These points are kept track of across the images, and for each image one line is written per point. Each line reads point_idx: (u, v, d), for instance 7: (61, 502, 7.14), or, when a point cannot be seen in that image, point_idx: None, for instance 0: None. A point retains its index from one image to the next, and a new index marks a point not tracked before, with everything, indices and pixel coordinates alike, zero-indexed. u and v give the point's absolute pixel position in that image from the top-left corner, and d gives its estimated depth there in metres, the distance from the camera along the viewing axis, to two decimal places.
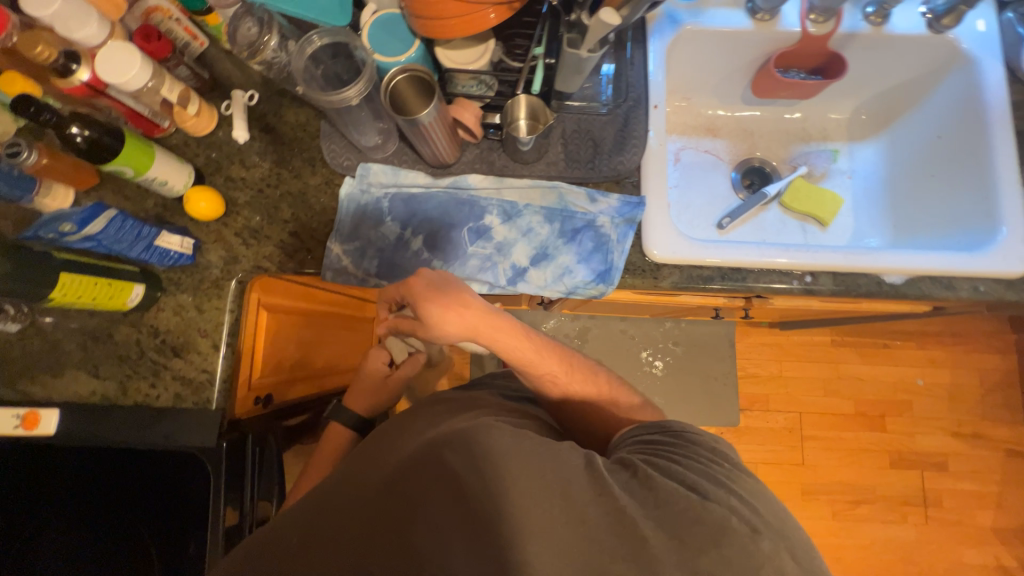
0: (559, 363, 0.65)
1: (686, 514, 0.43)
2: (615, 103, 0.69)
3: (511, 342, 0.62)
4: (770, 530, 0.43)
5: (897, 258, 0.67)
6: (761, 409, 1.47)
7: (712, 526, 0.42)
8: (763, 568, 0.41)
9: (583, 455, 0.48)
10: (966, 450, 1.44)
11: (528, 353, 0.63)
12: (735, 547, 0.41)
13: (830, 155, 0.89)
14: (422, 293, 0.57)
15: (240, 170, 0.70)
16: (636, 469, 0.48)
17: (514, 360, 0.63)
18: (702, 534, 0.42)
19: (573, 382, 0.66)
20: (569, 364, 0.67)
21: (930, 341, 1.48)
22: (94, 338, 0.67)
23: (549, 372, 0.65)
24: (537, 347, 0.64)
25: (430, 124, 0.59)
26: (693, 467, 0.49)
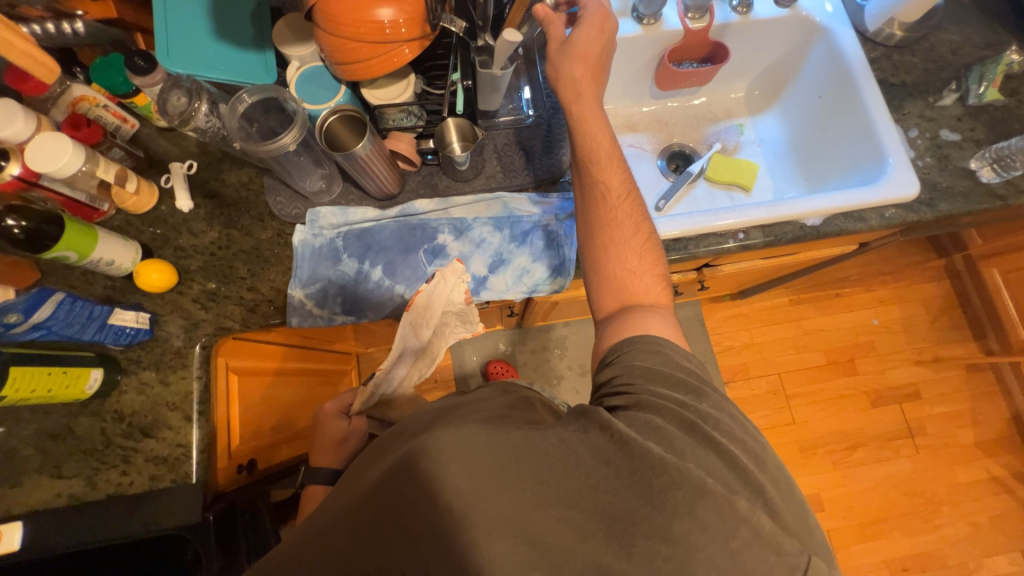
0: (631, 232, 0.61)
1: (656, 475, 0.42)
2: (538, 113, 0.75)
3: (609, 200, 0.61)
4: (746, 488, 0.44)
5: (811, 203, 0.75)
6: (744, 378, 1.53)
7: (690, 488, 0.41)
8: (738, 529, 0.40)
9: (556, 431, 0.46)
10: (932, 375, 1.53)
11: (601, 156, 0.62)
12: (710, 508, 0.41)
13: (737, 130, 0.99)
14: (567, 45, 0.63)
15: (188, 238, 0.71)
16: (614, 428, 0.44)
17: (599, 222, 0.61)
18: (677, 498, 0.41)
19: (628, 256, 0.60)
20: (641, 241, 0.61)
21: (874, 281, 1.60)
22: (54, 437, 0.63)
23: (617, 215, 0.61)
24: (619, 191, 0.62)
25: (368, 157, 0.62)
26: (674, 416, 0.47)
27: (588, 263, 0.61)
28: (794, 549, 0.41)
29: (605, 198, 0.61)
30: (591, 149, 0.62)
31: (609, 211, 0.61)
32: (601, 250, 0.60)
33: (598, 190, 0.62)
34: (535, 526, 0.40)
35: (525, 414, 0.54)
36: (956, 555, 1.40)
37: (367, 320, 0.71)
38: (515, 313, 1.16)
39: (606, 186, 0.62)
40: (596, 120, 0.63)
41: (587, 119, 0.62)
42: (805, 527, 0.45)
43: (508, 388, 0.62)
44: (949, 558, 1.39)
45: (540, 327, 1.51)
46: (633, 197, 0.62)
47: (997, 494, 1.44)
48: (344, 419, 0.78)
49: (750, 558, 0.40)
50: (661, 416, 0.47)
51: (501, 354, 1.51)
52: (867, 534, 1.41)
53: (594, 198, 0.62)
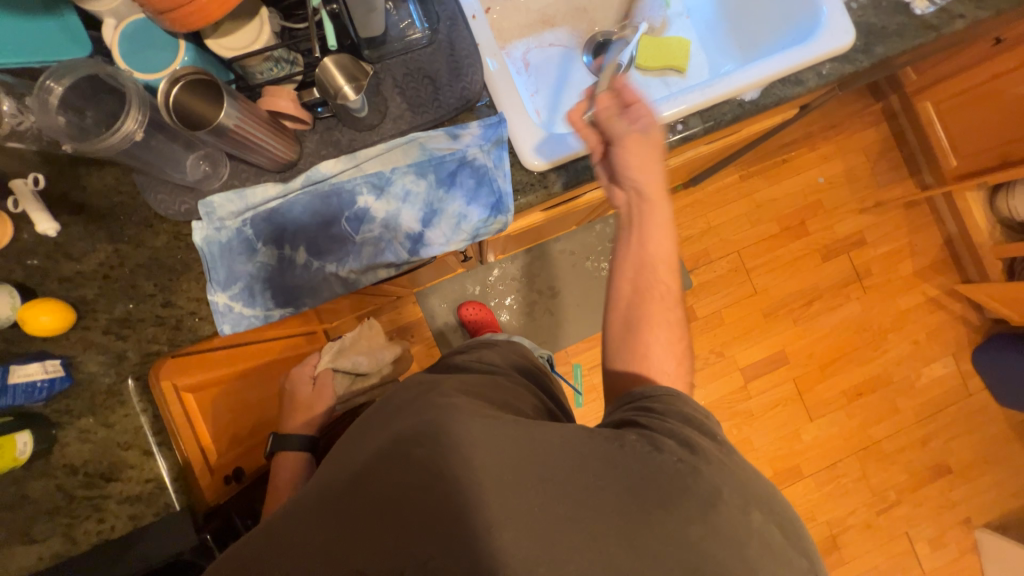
0: (676, 338, 0.60)
1: (672, 482, 0.42)
2: (433, 29, 0.64)
3: (666, 307, 0.61)
4: (758, 498, 0.43)
5: (747, 74, 0.69)
6: (706, 263, 1.57)
7: (702, 498, 0.41)
8: (747, 538, 0.41)
9: (561, 428, 0.45)
10: (875, 220, 1.62)
11: (665, 262, 0.62)
12: (723, 518, 0.41)
13: (661, 2, 0.89)
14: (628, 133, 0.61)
15: (71, 265, 0.61)
16: (623, 439, 0.44)
17: (652, 315, 0.60)
18: (693, 504, 0.41)
19: (667, 359, 0.59)
20: (681, 353, 0.60)
21: (817, 140, 1.60)
22: (9, 506, 0.59)
23: (668, 318, 0.60)
24: (676, 293, 0.61)
25: (240, 125, 0.52)
26: (683, 437, 0.45)
27: (622, 335, 0.61)
28: (799, 559, 0.42)
29: (661, 300, 0.61)
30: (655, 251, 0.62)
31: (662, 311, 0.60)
32: (643, 334, 0.60)
33: (656, 291, 0.61)
34: (515, 482, 0.41)
35: (515, 398, 0.55)
36: (900, 371, 1.59)
37: (307, 308, 0.65)
38: (471, 255, 1.11)
39: (664, 287, 0.61)
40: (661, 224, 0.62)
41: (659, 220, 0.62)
42: (796, 533, 0.43)
43: (492, 366, 0.62)
44: (894, 375, 1.59)
45: (502, 260, 1.48)
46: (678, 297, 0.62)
47: (934, 312, 1.61)
48: (309, 382, 0.90)
49: (754, 552, 0.41)
50: (671, 437, 0.45)
51: (470, 296, 1.49)
52: (827, 373, 1.57)
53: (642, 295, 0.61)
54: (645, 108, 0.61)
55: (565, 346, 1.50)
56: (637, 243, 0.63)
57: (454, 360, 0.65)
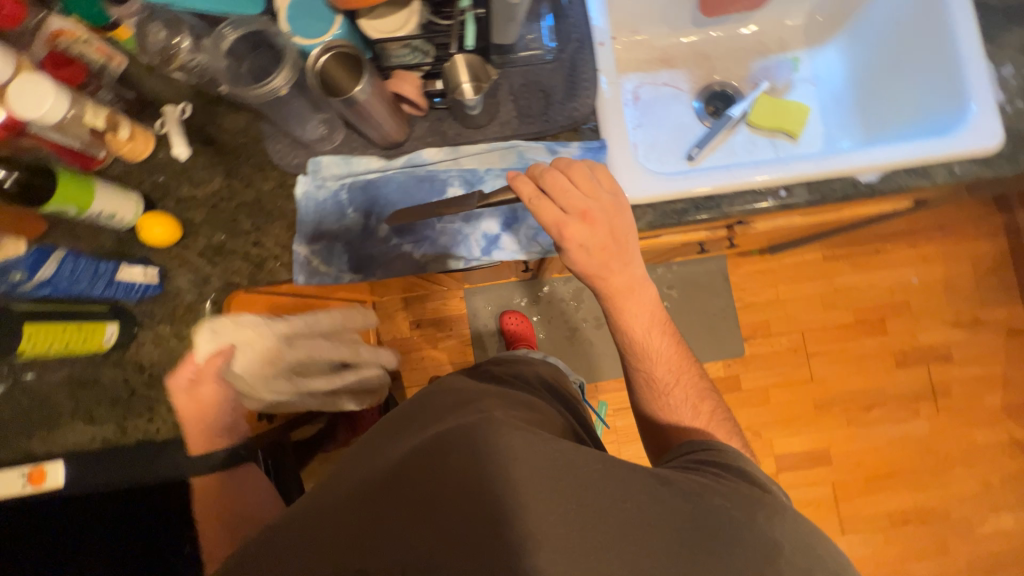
0: (690, 409, 0.65)
1: (727, 526, 0.41)
2: (560, 49, 0.67)
3: (665, 386, 0.66)
4: (821, 557, 0.42)
5: (867, 156, 0.66)
6: (764, 335, 1.48)
7: (758, 547, 0.41)
8: None
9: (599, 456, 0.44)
10: (967, 337, 1.46)
11: (643, 348, 0.65)
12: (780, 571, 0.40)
13: (790, 65, 0.88)
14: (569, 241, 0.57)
15: (190, 189, 0.68)
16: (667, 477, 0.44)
17: (650, 401, 0.67)
18: (749, 555, 0.40)
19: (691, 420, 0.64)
20: (705, 417, 0.64)
21: (919, 238, 1.49)
22: (83, 384, 0.66)
23: (667, 397, 0.66)
24: (675, 362, 0.66)
25: (368, 102, 0.56)
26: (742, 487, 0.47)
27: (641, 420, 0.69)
28: None
29: (652, 384, 0.66)
30: (632, 342, 0.65)
31: (656, 395, 0.66)
32: (649, 416, 0.67)
33: (642, 379, 0.67)
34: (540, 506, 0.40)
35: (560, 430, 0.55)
36: (959, 510, 1.42)
37: (374, 279, 0.69)
38: (530, 267, 1.11)
39: (649, 372, 0.66)
40: (636, 303, 0.62)
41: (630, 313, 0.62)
42: None
43: (529, 385, 0.62)
44: (952, 513, 1.41)
45: (556, 279, 1.47)
46: (683, 356, 0.67)
47: (1014, 457, 1.43)
48: (188, 384, 0.63)
49: None
50: (729, 482, 0.47)
51: (515, 306, 1.50)
52: (871, 488, 1.43)
53: (643, 386, 0.67)
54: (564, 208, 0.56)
55: (595, 380, 1.46)
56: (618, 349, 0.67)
57: (492, 370, 0.66)
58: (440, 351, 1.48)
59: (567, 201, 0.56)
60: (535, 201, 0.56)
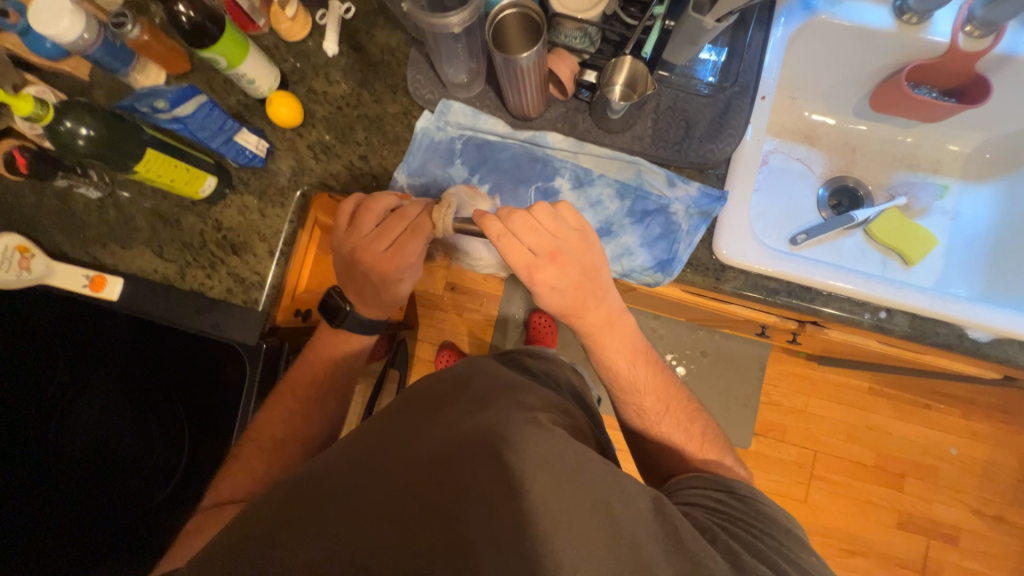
0: (684, 435, 0.61)
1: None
2: (720, 87, 0.65)
3: (661, 422, 0.63)
4: None
5: (986, 314, 0.62)
6: (776, 438, 1.43)
7: None
8: None
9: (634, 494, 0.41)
10: (984, 530, 1.37)
11: (627, 383, 0.62)
12: None
13: (936, 190, 0.82)
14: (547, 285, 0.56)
15: (323, 84, 0.70)
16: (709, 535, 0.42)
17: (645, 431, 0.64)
18: None
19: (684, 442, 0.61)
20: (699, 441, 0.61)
21: (977, 412, 1.39)
22: (164, 220, 0.69)
23: (660, 428, 0.62)
24: (663, 388, 0.63)
25: (527, 69, 0.55)
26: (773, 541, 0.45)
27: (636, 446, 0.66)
28: None
29: (640, 415, 0.63)
30: (614, 377, 0.63)
31: (648, 425, 0.63)
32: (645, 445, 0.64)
33: (631, 410, 0.64)
34: None
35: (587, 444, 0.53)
36: None
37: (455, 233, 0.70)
38: None
39: (637, 405, 0.63)
40: (609, 338, 0.60)
41: (606, 351, 0.61)
42: None
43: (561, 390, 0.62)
44: None
45: None
46: (667, 380, 0.64)
47: None
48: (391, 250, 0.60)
49: None
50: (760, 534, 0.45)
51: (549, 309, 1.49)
52: None
53: (632, 418, 0.64)
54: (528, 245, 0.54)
55: None
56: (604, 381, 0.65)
57: (524, 360, 0.65)
58: (463, 322, 1.49)
59: (534, 242, 0.54)
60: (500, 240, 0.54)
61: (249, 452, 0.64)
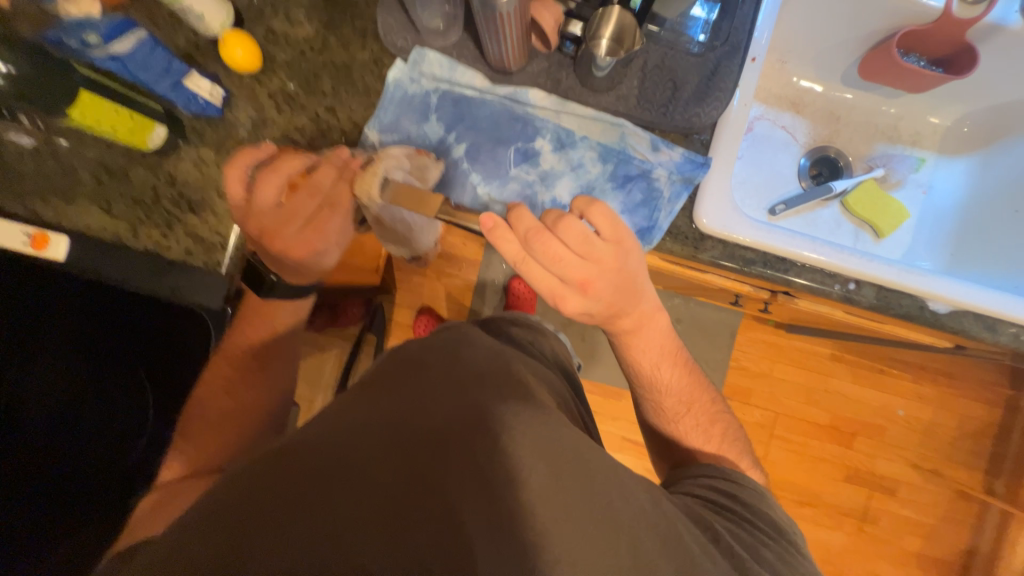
0: (703, 435, 0.63)
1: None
2: (709, 46, 0.62)
3: (682, 417, 0.64)
4: None
5: (948, 287, 0.64)
6: (741, 400, 1.50)
7: None
8: None
9: (607, 467, 0.42)
10: (919, 483, 1.49)
11: (651, 381, 0.64)
12: None
13: (913, 163, 0.83)
14: (575, 301, 0.53)
15: (284, 24, 0.64)
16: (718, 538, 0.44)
17: (662, 423, 0.66)
18: None
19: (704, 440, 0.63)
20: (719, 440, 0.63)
21: (925, 377, 1.48)
22: (110, 172, 0.64)
23: (681, 424, 0.64)
24: (685, 386, 0.64)
25: (507, 16, 0.51)
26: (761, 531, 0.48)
27: (654, 439, 0.69)
28: None
29: (662, 412, 0.65)
30: (641, 374, 0.64)
31: (669, 421, 0.65)
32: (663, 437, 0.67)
33: (653, 407, 0.66)
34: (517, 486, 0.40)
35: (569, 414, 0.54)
36: None
37: None
38: None
39: (660, 403, 0.65)
40: (639, 339, 0.61)
41: (635, 348, 0.61)
42: None
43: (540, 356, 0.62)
44: None
45: None
46: (694, 381, 0.65)
47: None
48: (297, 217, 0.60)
49: None
50: (748, 526, 0.48)
51: None
52: None
53: (653, 414, 0.66)
54: (557, 272, 0.51)
55: None
56: (630, 376, 0.66)
57: (507, 330, 0.65)
58: (442, 286, 1.47)
59: (564, 271, 0.50)
60: (523, 264, 0.52)
61: (198, 428, 0.63)
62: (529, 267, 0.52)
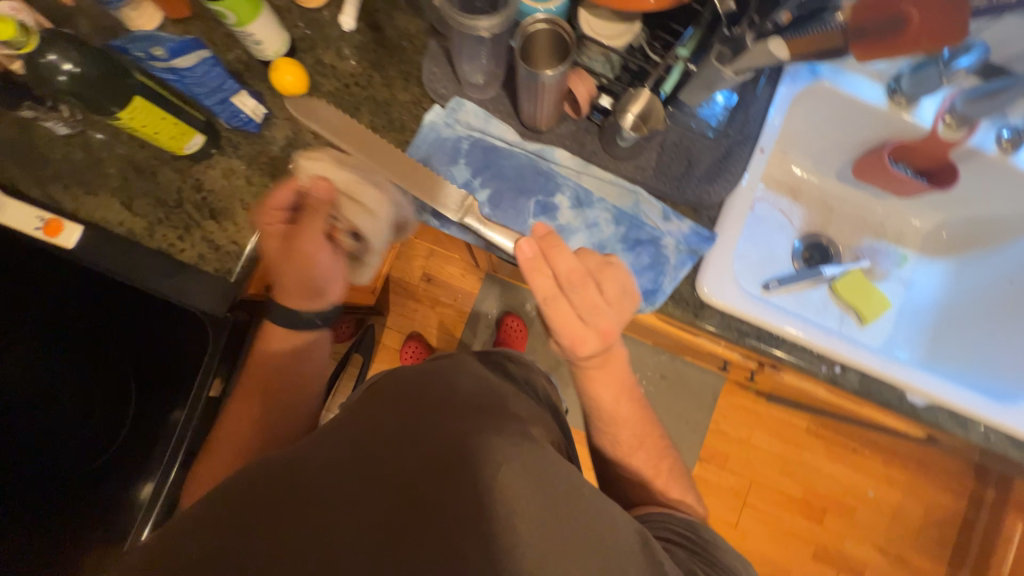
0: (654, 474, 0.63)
1: None
2: (724, 132, 0.67)
3: (637, 457, 0.64)
4: None
5: (926, 382, 0.68)
6: (717, 464, 1.50)
7: None
8: None
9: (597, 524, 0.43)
10: (886, 569, 1.49)
11: (612, 420, 0.63)
12: None
13: (897, 259, 0.89)
14: (574, 334, 0.55)
15: (333, 58, 0.68)
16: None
17: (623, 470, 0.65)
18: None
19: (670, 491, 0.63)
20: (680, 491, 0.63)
21: (895, 461, 1.52)
22: (137, 171, 0.65)
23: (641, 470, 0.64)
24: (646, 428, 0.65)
25: (548, 86, 0.56)
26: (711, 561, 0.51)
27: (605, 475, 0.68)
28: None
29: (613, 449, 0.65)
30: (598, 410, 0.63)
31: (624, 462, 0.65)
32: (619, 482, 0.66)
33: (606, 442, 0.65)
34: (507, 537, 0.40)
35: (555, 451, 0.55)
36: None
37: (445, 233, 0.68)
38: None
39: (612, 440, 0.65)
40: (605, 375, 0.60)
41: (599, 382, 0.61)
42: None
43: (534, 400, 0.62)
44: None
45: None
46: (647, 416, 0.65)
47: None
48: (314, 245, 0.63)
49: None
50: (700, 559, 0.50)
51: (522, 314, 1.49)
52: None
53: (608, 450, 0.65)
54: (580, 312, 0.55)
55: None
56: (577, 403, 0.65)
57: (505, 364, 0.65)
58: (435, 314, 1.48)
59: (596, 319, 0.55)
60: (551, 301, 0.54)
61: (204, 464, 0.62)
62: (561, 305, 0.54)
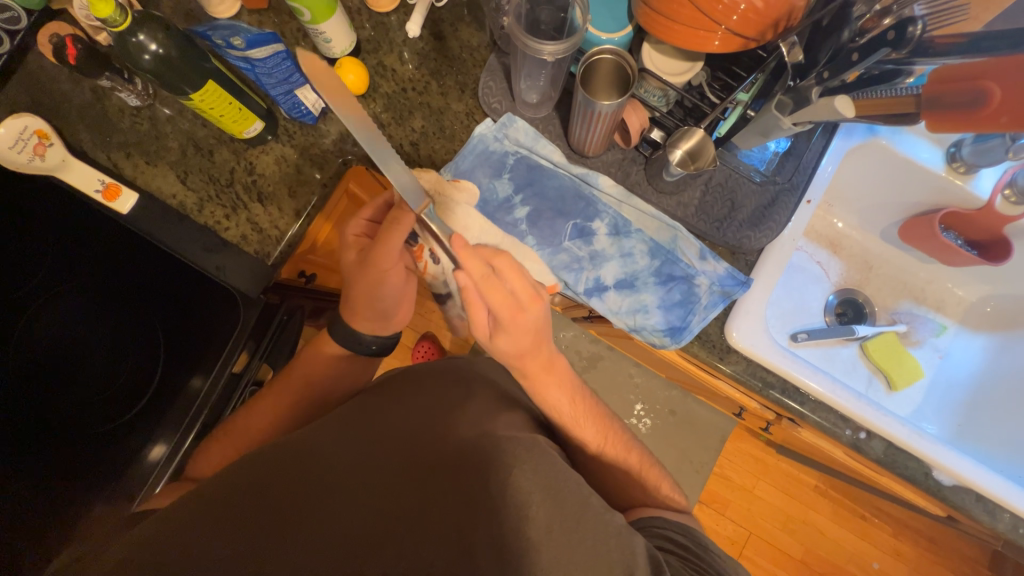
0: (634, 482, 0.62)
1: None
2: (771, 178, 0.66)
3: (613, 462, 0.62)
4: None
5: (958, 461, 0.64)
6: (717, 510, 1.46)
7: None
8: None
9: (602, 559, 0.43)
10: None
11: (572, 420, 0.60)
12: None
13: (934, 328, 0.86)
14: (510, 314, 0.54)
15: (395, 61, 0.69)
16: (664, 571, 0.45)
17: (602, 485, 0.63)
18: None
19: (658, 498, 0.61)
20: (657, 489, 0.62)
21: (905, 535, 1.45)
22: (196, 147, 0.68)
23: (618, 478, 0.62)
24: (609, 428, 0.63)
25: (602, 115, 0.57)
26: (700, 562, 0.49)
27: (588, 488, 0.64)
28: None
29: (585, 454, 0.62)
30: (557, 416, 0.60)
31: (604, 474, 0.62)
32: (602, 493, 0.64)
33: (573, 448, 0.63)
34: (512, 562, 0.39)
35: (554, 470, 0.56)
36: None
37: None
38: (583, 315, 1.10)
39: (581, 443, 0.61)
40: (554, 381, 0.59)
41: (548, 390, 0.59)
42: None
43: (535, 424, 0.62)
44: None
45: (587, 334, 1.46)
46: (601, 418, 0.63)
47: None
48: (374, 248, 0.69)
49: None
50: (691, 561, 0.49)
51: None
52: None
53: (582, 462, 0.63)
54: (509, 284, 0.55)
55: None
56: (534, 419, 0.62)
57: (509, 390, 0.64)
58: None
59: (517, 285, 0.55)
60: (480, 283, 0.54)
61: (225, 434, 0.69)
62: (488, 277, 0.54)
